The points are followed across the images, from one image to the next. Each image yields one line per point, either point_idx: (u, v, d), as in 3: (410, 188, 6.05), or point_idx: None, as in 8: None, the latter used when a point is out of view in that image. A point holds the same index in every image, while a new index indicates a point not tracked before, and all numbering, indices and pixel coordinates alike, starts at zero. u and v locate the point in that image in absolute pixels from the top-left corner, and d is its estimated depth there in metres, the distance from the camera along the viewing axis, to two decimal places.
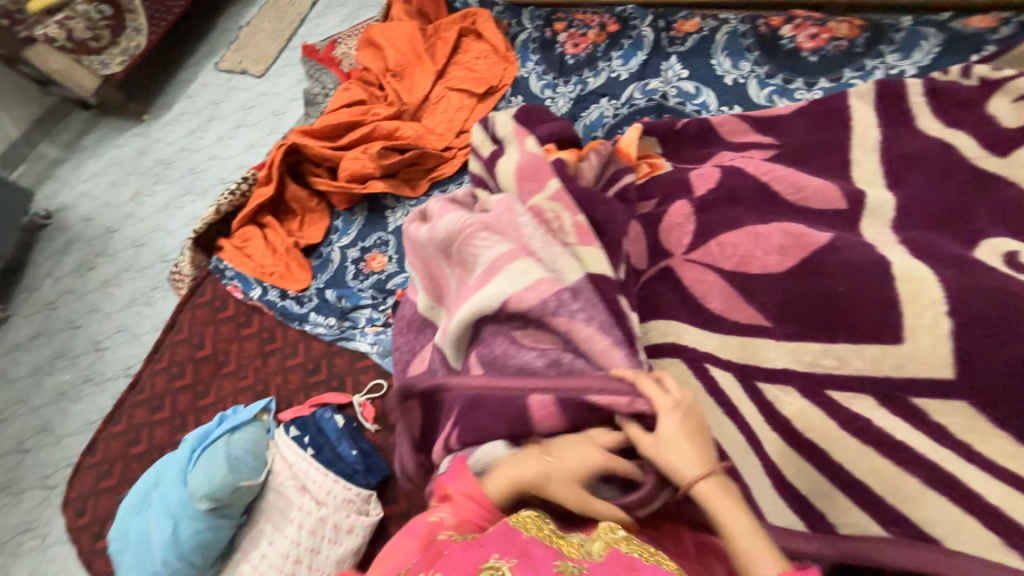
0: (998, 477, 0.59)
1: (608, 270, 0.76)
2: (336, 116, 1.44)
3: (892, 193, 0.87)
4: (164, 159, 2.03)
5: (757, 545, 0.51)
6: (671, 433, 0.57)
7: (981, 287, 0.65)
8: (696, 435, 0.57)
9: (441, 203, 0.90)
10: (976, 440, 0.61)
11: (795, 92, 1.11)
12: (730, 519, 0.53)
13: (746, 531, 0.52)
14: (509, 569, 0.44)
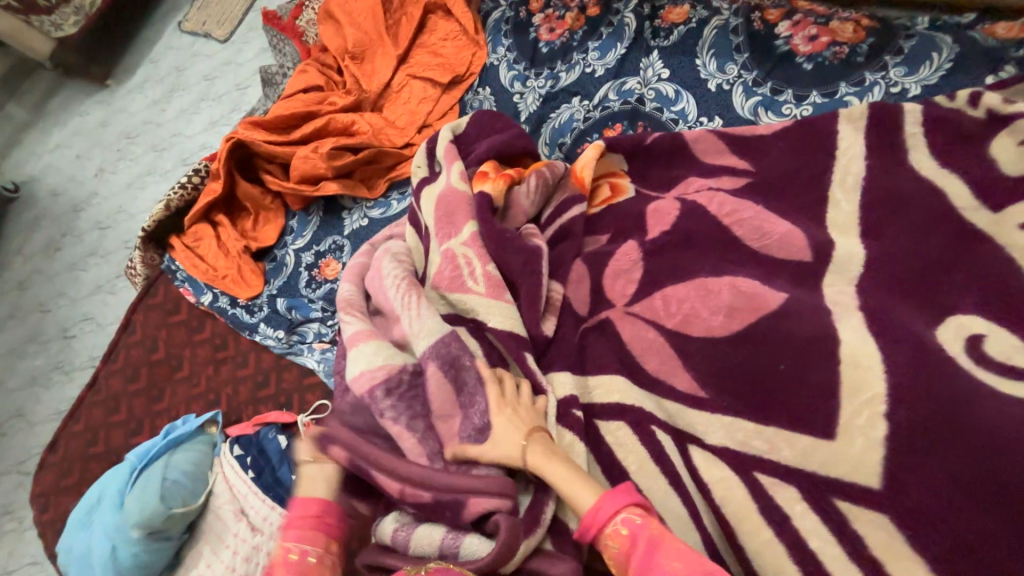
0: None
1: (522, 330, 0.78)
2: (289, 104, 1.33)
3: (863, 246, 0.78)
4: (128, 133, 1.93)
5: (579, 486, 0.62)
6: (501, 421, 0.69)
7: (926, 388, 0.60)
8: (519, 418, 0.69)
9: (357, 256, 0.95)
10: (888, 558, 0.56)
11: (783, 106, 0.99)
12: (551, 471, 0.63)
13: (568, 481, 0.62)
14: None
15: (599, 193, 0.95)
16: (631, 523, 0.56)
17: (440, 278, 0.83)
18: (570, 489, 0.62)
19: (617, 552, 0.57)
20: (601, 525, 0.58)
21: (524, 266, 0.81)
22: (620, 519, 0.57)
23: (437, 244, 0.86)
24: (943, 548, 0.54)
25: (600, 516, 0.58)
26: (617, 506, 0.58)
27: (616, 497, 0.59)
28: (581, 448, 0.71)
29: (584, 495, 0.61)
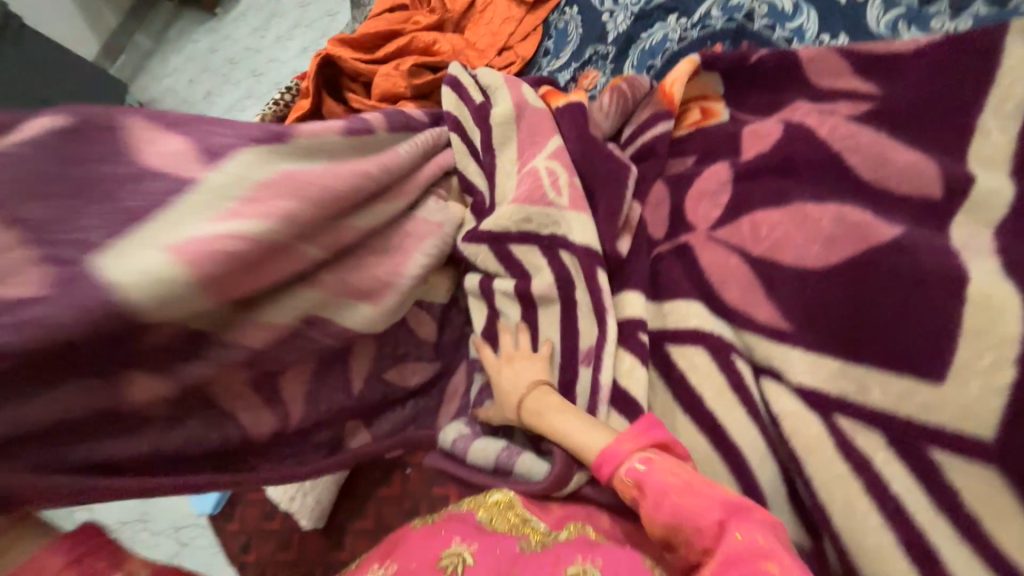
0: (993, 565, 0.50)
1: (596, 242, 0.74)
2: (375, 23, 1.34)
3: (1015, 182, 0.65)
4: (231, 59, 2.07)
5: (588, 434, 0.61)
6: (503, 373, 0.70)
7: None
8: (524, 367, 0.70)
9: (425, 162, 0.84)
10: (984, 512, 0.51)
11: (933, 20, 0.83)
12: (555, 423, 0.63)
13: (574, 428, 0.62)
14: (469, 553, 0.54)
15: (688, 116, 0.89)
16: (646, 462, 0.56)
17: (517, 196, 0.78)
18: (579, 440, 0.61)
19: (633, 494, 0.56)
20: (610, 471, 0.58)
21: (609, 176, 0.78)
22: (634, 459, 0.57)
23: (519, 164, 0.82)
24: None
25: (612, 460, 0.58)
26: (625, 445, 0.58)
27: (630, 437, 0.58)
28: (641, 372, 0.68)
29: (595, 441, 0.60)
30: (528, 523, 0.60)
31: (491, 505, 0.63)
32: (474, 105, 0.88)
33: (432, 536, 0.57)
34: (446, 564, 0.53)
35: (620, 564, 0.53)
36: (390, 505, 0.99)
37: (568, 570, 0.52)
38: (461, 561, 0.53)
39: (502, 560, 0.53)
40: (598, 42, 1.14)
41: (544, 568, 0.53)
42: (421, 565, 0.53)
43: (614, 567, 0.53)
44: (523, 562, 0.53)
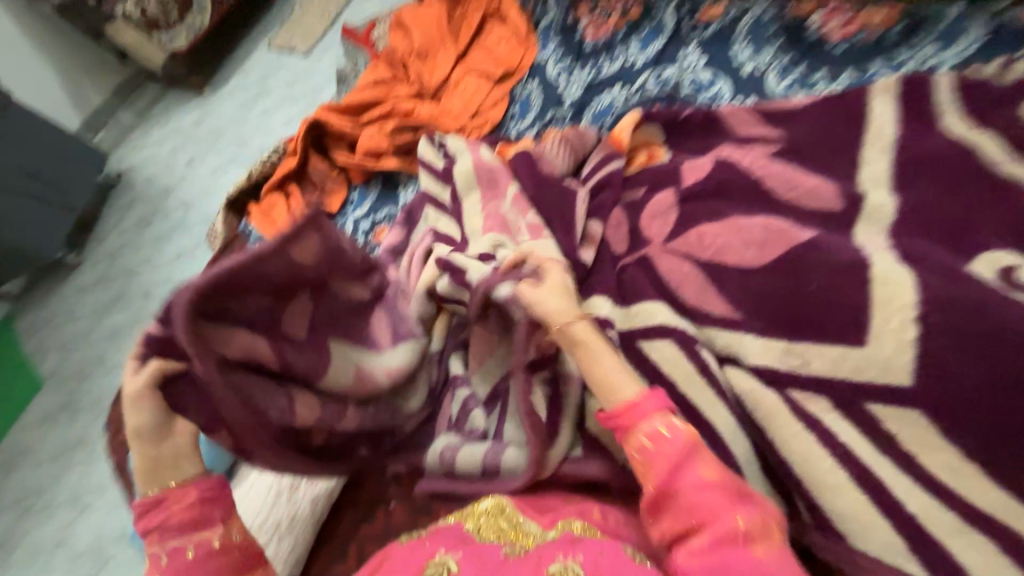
0: (924, 484, 0.61)
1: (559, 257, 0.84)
2: (360, 94, 1.51)
3: (895, 196, 0.82)
4: (216, 130, 2.20)
5: (620, 385, 0.66)
6: (551, 294, 0.72)
7: (963, 298, 0.61)
8: (564, 300, 0.71)
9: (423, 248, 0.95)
10: (919, 451, 0.61)
11: (816, 85, 1.05)
12: (592, 359, 0.68)
13: (608, 364, 0.68)
14: (453, 562, 0.54)
15: (636, 158, 1.05)
16: (656, 432, 0.62)
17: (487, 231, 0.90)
18: (607, 381, 0.67)
19: (638, 454, 0.62)
20: (633, 423, 0.63)
21: (560, 207, 0.91)
22: (646, 428, 0.62)
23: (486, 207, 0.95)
24: (972, 438, 0.58)
25: (631, 414, 0.64)
26: (653, 409, 0.63)
27: (647, 406, 0.64)
28: None
29: (623, 387, 0.66)
30: (518, 526, 0.62)
31: (480, 514, 0.64)
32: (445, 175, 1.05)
33: (420, 545, 0.58)
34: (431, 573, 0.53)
35: (601, 556, 0.53)
36: (373, 542, 0.95)
37: (548, 569, 0.52)
38: (446, 568, 0.53)
39: (487, 565, 0.53)
40: (557, 106, 1.34)
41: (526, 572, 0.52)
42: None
43: (595, 560, 0.52)
44: (508, 567, 0.53)
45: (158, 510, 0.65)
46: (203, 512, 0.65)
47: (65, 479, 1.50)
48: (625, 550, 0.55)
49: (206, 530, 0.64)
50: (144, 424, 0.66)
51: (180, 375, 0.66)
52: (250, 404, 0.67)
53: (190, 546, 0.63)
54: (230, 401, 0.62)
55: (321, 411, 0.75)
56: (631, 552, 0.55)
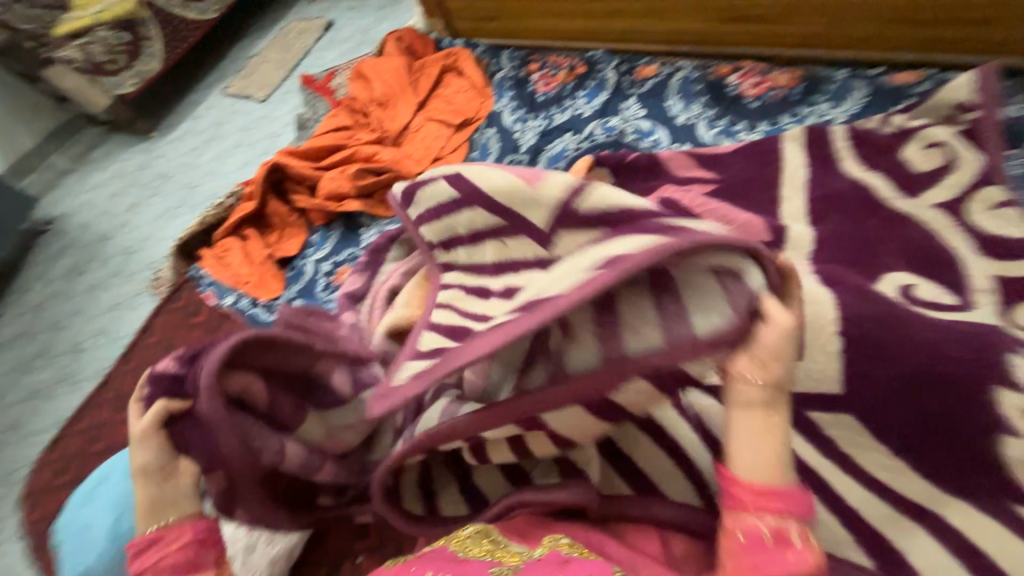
0: (866, 484, 0.67)
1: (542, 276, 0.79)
2: (322, 139, 1.54)
3: (812, 228, 0.94)
4: (164, 174, 2.13)
5: (767, 467, 0.51)
6: (761, 338, 0.49)
7: (874, 313, 0.70)
8: (781, 355, 0.50)
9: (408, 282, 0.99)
10: (855, 452, 0.68)
11: (739, 134, 1.20)
12: (754, 426, 0.52)
13: (767, 439, 0.51)
14: None
15: None
16: (779, 529, 0.50)
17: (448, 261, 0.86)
18: (751, 450, 0.52)
19: (734, 532, 0.51)
20: (749, 508, 0.51)
21: None
22: (769, 515, 0.50)
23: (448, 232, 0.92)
24: (894, 435, 0.66)
25: (760, 497, 0.50)
26: (796, 510, 0.50)
27: (788, 504, 0.50)
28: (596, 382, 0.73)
29: (778, 473, 0.51)
30: (504, 548, 0.60)
31: (464, 538, 0.63)
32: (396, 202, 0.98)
33: (407, 570, 0.58)
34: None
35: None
36: None
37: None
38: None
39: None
40: (514, 152, 1.43)
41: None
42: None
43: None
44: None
45: (151, 552, 0.64)
46: (197, 555, 0.65)
47: None
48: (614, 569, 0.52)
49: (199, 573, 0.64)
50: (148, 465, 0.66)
51: (182, 415, 0.68)
52: (247, 445, 0.66)
53: None
54: (227, 435, 0.64)
55: (307, 460, 0.73)
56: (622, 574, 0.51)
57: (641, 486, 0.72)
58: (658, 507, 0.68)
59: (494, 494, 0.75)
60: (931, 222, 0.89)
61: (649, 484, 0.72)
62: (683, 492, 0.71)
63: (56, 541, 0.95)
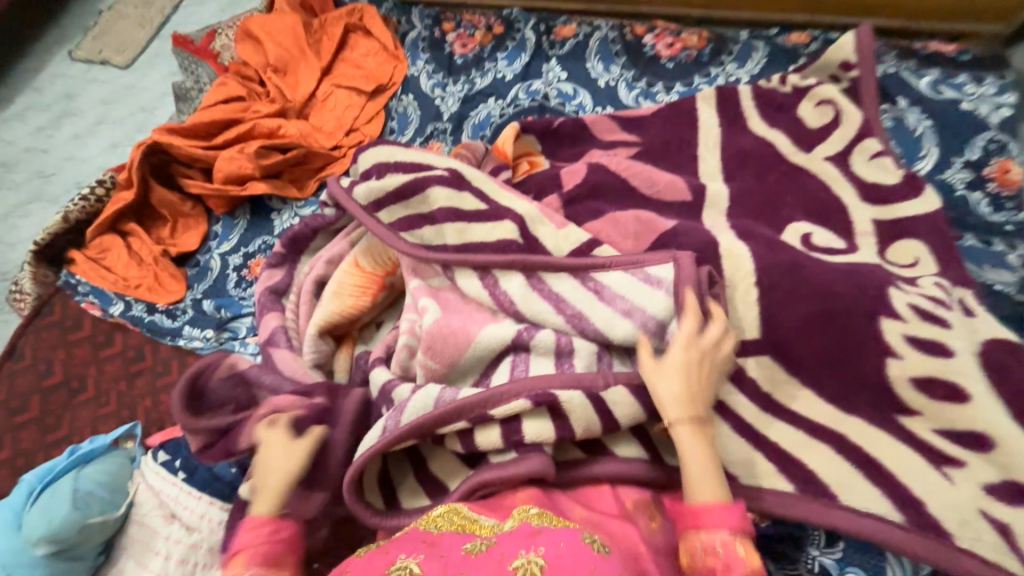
0: (783, 418, 0.74)
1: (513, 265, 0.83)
2: (210, 112, 1.33)
3: (727, 185, 0.99)
4: (4, 162, 1.73)
5: (697, 489, 0.63)
6: (672, 366, 0.67)
7: (782, 262, 0.78)
8: (686, 373, 0.67)
9: (338, 274, 0.95)
10: (773, 390, 0.75)
11: (657, 95, 1.23)
12: (683, 445, 0.65)
13: (692, 457, 0.64)
14: (416, 565, 0.53)
15: (519, 167, 1.11)
16: (710, 544, 0.60)
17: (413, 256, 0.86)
18: (689, 468, 0.64)
19: (684, 556, 0.62)
20: (701, 525, 0.61)
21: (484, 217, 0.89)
22: (709, 533, 0.60)
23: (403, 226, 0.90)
24: (801, 369, 0.75)
25: (696, 519, 0.62)
26: (724, 524, 0.60)
27: (714, 521, 0.61)
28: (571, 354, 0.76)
29: (705, 490, 0.63)
30: (475, 521, 0.61)
31: (435, 517, 0.62)
32: (337, 184, 0.97)
33: (381, 554, 0.56)
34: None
35: (562, 546, 0.52)
36: None
37: (512, 565, 0.51)
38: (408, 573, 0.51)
39: (450, 565, 0.52)
40: (435, 120, 1.34)
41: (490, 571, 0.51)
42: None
43: (557, 552, 0.52)
44: (469, 566, 0.52)
45: (247, 532, 0.68)
46: (281, 551, 0.68)
47: None
48: (584, 536, 0.54)
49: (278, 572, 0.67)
50: (269, 463, 0.74)
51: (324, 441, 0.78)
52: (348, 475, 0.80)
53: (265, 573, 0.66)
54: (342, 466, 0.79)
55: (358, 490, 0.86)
56: (590, 539, 0.54)
57: (591, 447, 0.73)
58: (600, 464, 0.71)
59: (447, 477, 0.74)
60: (823, 174, 0.98)
61: (599, 444, 0.73)
62: (630, 448, 0.72)
63: None
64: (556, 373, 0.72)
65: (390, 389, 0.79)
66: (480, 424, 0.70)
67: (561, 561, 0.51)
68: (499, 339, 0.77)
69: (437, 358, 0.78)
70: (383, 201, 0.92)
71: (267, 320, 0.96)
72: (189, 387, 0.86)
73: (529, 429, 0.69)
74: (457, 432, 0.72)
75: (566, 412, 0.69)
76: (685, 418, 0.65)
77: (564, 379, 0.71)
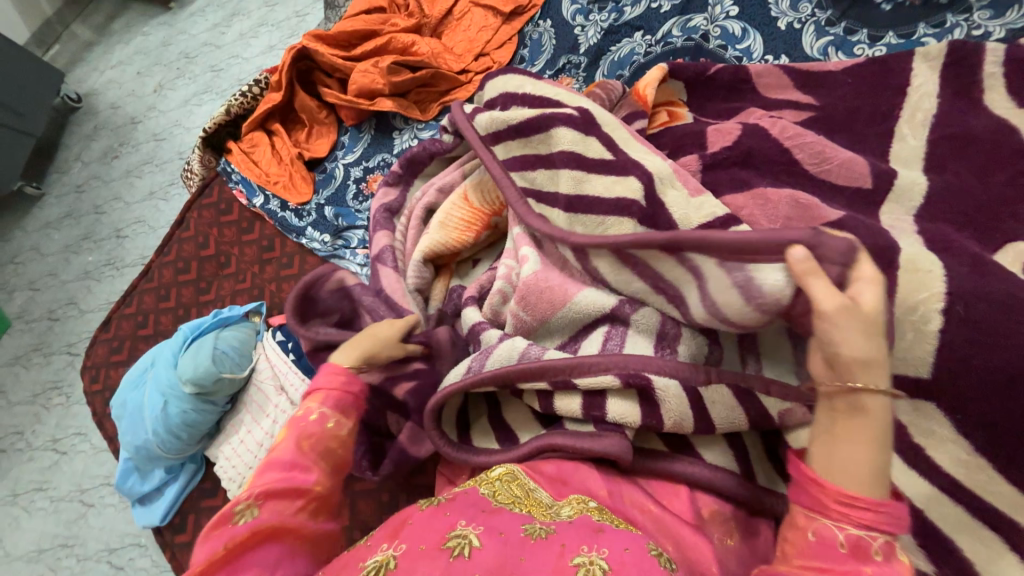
0: (931, 476, 0.60)
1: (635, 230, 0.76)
2: (353, 21, 1.35)
3: (927, 176, 0.77)
4: (187, 54, 1.97)
5: (859, 478, 0.48)
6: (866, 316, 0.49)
7: (991, 291, 0.60)
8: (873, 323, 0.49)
9: (448, 205, 0.95)
10: (927, 443, 0.61)
11: (855, 47, 0.97)
12: (864, 429, 0.49)
13: (870, 447, 0.49)
14: (475, 536, 0.52)
15: (657, 118, 0.97)
16: (860, 540, 0.47)
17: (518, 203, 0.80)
18: (857, 456, 0.49)
19: (805, 530, 0.50)
20: (849, 515, 0.48)
21: (611, 168, 0.79)
22: (854, 531, 0.47)
23: (514, 172, 0.86)
24: (981, 431, 0.58)
25: (844, 505, 0.48)
26: (884, 528, 0.47)
27: (876, 517, 0.47)
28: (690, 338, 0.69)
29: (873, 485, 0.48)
30: (530, 495, 0.62)
31: (493, 481, 0.63)
32: (461, 112, 0.93)
33: (439, 514, 0.56)
34: (451, 545, 0.51)
35: (626, 553, 0.50)
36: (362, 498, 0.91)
37: (573, 560, 0.49)
38: (467, 543, 0.51)
39: (507, 543, 0.51)
40: (570, 52, 1.22)
41: (549, 558, 0.50)
42: (427, 546, 0.52)
43: (620, 558, 0.49)
44: (528, 549, 0.51)
45: (320, 376, 0.71)
46: (344, 402, 0.70)
47: (44, 422, 1.46)
48: (649, 549, 0.52)
49: (344, 418, 0.69)
50: (384, 341, 0.77)
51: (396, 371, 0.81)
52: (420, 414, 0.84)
53: (326, 420, 0.68)
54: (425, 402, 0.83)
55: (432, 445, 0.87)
56: (656, 551, 0.52)
57: (675, 443, 0.69)
58: (683, 463, 0.66)
59: (518, 428, 0.76)
60: None
61: (685, 442, 0.69)
62: (718, 455, 0.67)
63: (113, 414, 1.04)
64: (656, 355, 0.66)
65: (479, 330, 0.80)
66: (561, 390, 0.69)
67: (624, 569, 0.49)
68: (597, 305, 0.72)
69: (529, 309, 0.75)
70: (503, 134, 0.87)
71: (379, 238, 0.99)
72: (303, 295, 0.86)
73: (611, 409, 0.66)
74: (536, 391, 0.71)
75: (659, 400, 0.64)
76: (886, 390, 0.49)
77: (662, 364, 0.65)
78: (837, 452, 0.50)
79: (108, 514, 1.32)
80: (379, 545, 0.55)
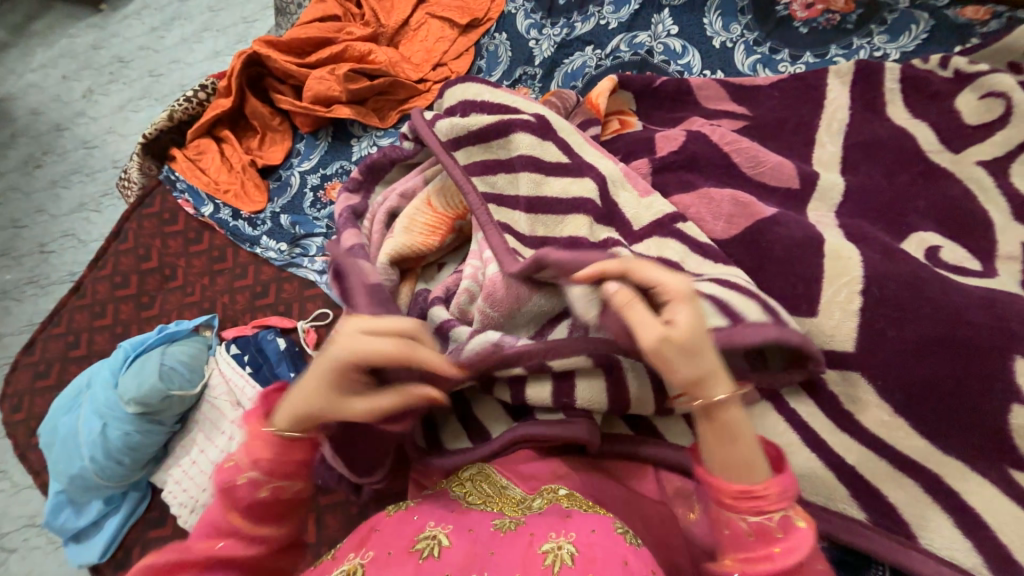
0: (860, 438, 0.68)
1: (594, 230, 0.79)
2: (305, 29, 1.33)
3: (845, 178, 0.87)
4: (121, 58, 1.85)
5: (743, 472, 0.54)
6: (685, 338, 0.52)
7: (900, 272, 0.68)
8: (696, 342, 0.53)
9: (415, 207, 0.95)
10: (854, 408, 0.68)
11: (779, 64, 1.09)
12: (728, 433, 0.54)
13: (741, 446, 0.54)
14: (444, 535, 0.53)
15: (609, 125, 1.03)
16: (761, 525, 0.54)
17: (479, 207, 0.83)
18: (731, 456, 0.54)
19: (721, 523, 0.56)
20: (746, 505, 0.54)
21: (569, 171, 0.83)
22: (755, 514, 0.54)
23: (476, 174, 0.87)
24: (898, 395, 0.66)
25: (742, 497, 0.54)
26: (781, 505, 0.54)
27: (768, 500, 0.54)
28: None
29: (754, 472, 0.54)
30: (503, 492, 0.63)
31: (465, 482, 0.65)
32: (421, 118, 0.95)
33: (407, 519, 0.56)
34: (420, 547, 0.51)
35: (594, 534, 0.52)
36: (333, 512, 0.88)
37: (540, 547, 0.51)
38: (437, 543, 0.52)
39: (478, 540, 0.53)
40: (526, 64, 1.27)
41: (518, 551, 0.51)
42: (396, 551, 0.52)
43: (588, 539, 0.51)
44: (499, 542, 0.52)
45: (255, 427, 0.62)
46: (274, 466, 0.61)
47: None
48: (616, 527, 0.53)
49: (284, 483, 0.62)
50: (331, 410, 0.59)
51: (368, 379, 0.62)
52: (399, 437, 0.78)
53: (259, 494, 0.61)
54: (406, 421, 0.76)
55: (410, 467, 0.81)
56: (622, 529, 0.53)
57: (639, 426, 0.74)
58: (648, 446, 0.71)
59: (488, 422, 0.76)
60: (969, 178, 0.82)
61: (648, 423, 0.74)
62: (677, 433, 0.72)
63: (41, 443, 0.95)
64: None
65: (448, 328, 0.80)
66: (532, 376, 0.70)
67: (591, 549, 0.50)
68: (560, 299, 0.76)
69: (496, 305, 0.76)
70: (462, 138, 0.89)
71: (345, 237, 0.96)
72: None
73: (580, 395, 0.69)
74: (508, 381, 0.72)
75: (625, 379, 0.69)
76: (733, 392, 0.54)
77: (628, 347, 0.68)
78: (717, 458, 0.55)
79: (32, 558, 1.18)
80: (347, 555, 0.54)
